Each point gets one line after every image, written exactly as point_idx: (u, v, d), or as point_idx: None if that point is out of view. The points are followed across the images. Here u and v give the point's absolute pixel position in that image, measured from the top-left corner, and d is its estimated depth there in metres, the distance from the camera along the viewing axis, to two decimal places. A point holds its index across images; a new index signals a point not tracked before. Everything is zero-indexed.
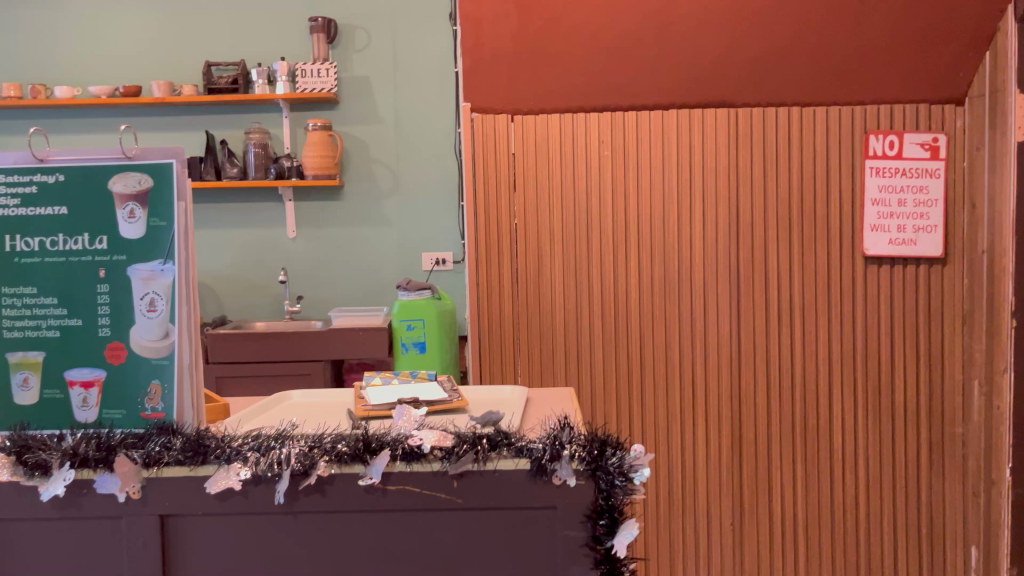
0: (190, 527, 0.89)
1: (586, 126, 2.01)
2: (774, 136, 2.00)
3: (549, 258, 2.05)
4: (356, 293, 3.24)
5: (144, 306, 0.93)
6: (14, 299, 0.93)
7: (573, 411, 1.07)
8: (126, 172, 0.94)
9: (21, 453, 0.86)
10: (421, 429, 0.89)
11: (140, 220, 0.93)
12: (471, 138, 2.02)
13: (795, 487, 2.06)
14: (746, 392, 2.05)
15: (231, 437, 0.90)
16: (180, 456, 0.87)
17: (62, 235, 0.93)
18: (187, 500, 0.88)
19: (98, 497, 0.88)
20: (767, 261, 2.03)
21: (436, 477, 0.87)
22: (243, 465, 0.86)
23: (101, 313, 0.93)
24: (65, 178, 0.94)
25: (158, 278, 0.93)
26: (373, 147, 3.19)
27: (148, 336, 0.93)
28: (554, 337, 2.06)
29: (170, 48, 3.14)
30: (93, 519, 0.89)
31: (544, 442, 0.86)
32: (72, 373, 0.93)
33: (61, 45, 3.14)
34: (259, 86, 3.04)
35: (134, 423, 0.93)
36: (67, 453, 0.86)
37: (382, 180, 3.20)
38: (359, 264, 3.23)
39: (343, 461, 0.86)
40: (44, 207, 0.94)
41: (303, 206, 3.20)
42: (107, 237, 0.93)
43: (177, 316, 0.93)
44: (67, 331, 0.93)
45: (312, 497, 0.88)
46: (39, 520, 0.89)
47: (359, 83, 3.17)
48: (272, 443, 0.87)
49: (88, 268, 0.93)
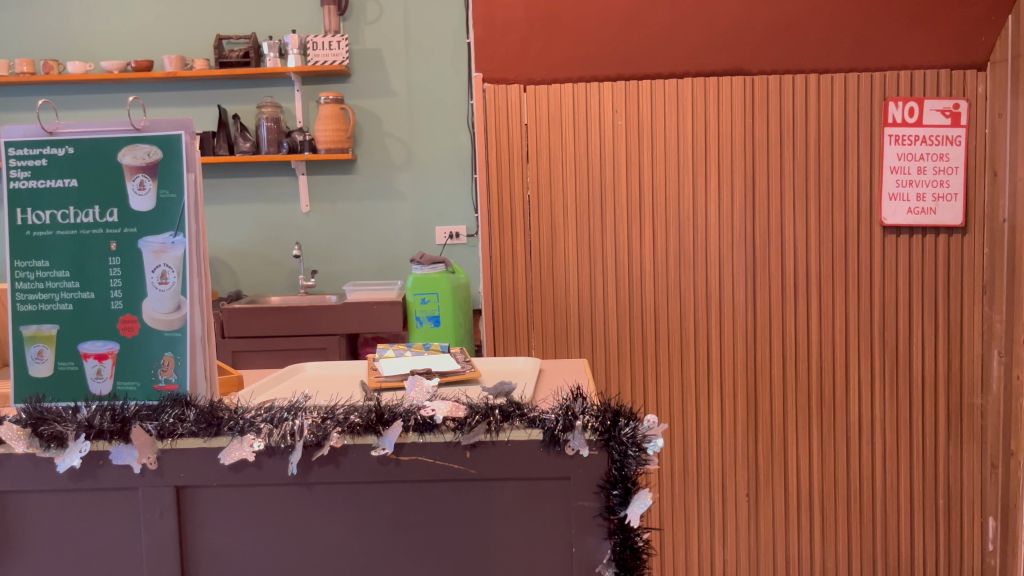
0: (205, 496, 0.89)
1: (598, 97, 1.99)
2: (791, 104, 1.97)
3: (562, 231, 2.03)
4: (369, 267, 3.24)
5: (156, 278, 0.93)
6: (27, 272, 0.94)
7: (586, 381, 1.07)
8: (135, 144, 0.93)
9: (37, 425, 0.87)
10: (433, 400, 0.88)
11: (150, 192, 0.93)
12: (483, 109, 2.00)
13: (811, 457, 2.06)
14: (761, 363, 2.04)
15: (245, 408, 0.90)
16: (194, 427, 0.87)
17: (73, 208, 0.93)
18: (203, 471, 0.88)
19: (115, 469, 0.89)
20: (783, 232, 2.00)
21: (449, 448, 0.87)
22: (256, 437, 0.86)
23: (114, 286, 0.93)
24: (74, 150, 0.93)
25: (169, 251, 0.93)
26: (385, 120, 3.17)
27: (161, 309, 0.93)
28: (567, 310, 2.05)
29: (181, 22, 3.12)
30: (109, 490, 0.89)
31: (556, 413, 0.86)
32: (86, 346, 0.93)
33: (74, 20, 3.13)
34: (271, 59, 3.02)
35: (148, 395, 0.93)
36: (82, 425, 0.87)
37: (395, 154, 3.19)
38: (373, 238, 3.23)
39: (355, 432, 0.86)
40: (54, 179, 0.93)
41: (316, 180, 3.20)
42: (118, 210, 0.93)
43: (188, 289, 0.93)
44: (80, 304, 0.94)
45: (325, 468, 0.88)
46: (56, 492, 0.90)
47: (370, 56, 3.15)
48: (284, 414, 0.87)
49: (99, 241, 0.93)
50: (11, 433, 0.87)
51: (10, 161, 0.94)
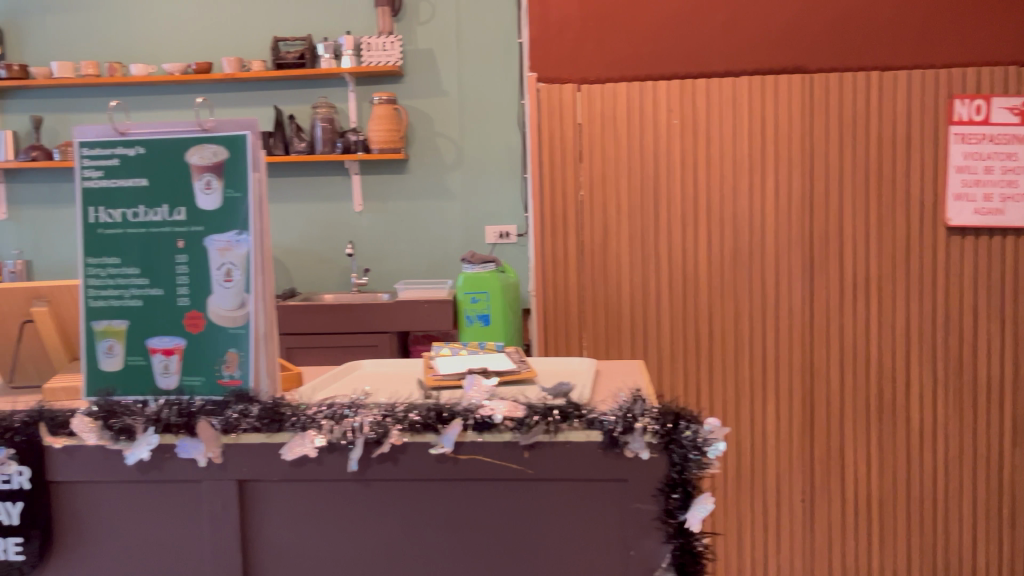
0: (267, 490, 0.91)
1: (653, 95, 1.97)
2: (852, 102, 1.92)
3: (616, 230, 2.02)
4: (420, 265, 3.27)
5: (221, 276, 0.95)
6: (99, 268, 0.97)
7: (644, 383, 1.06)
8: (202, 144, 0.95)
9: (107, 418, 0.89)
10: (492, 399, 0.88)
11: (216, 192, 0.95)
12: (537, 108, 1.99)
13: (869, 463, 2.01)
14: (819, 366, 2.00)
15: (306, 405, 0.91)
16: (257, 422, 0.89)
17: (143, 206, 0.96)
18: (265, 466, 0.90)
19: (181, 462, 0.91)
20: (842, 233, 1.96)
21: (507, 448, 0.87)
22: (318, 433, 0.87)
23: (181, 283, 0.96)
24: (144, 151, 0.96)
25: (234, 249, 0.95)
26: (437, 120, 3.19)
27: (226, 306, 0.95)
28: (620, 311, 2.04)
29: (239, 25, 3.18)
30: (175, 483, 0.92)
31: (616, 415, 0.85)
32: (154, 341, 0.96)
33: (136, 24, 3.21)
34: (326, 60, 3.06)
35: (213, 389, 0.95)
36: (150, 419, 0.89)
37: (446, 154, 3.21)
38: (424, 237, 3.25)
39: (415, 430, 0.87)
40: (125, 179, 0.96)
41: (369, 179, 3.23)
42: (185, 209, 0.95)
43: (252, 286, 0.95)
44: (149, 300, 0.96)
45: (384, 465, 0.89)
46: (124, 483, 0.92)
47: (423, 56, 3.17)
48: (345, 411, 0.88)
49: (168, 239, 0.96)
50: (83, 425, 0.89)
51: (83, 161, 0.96)
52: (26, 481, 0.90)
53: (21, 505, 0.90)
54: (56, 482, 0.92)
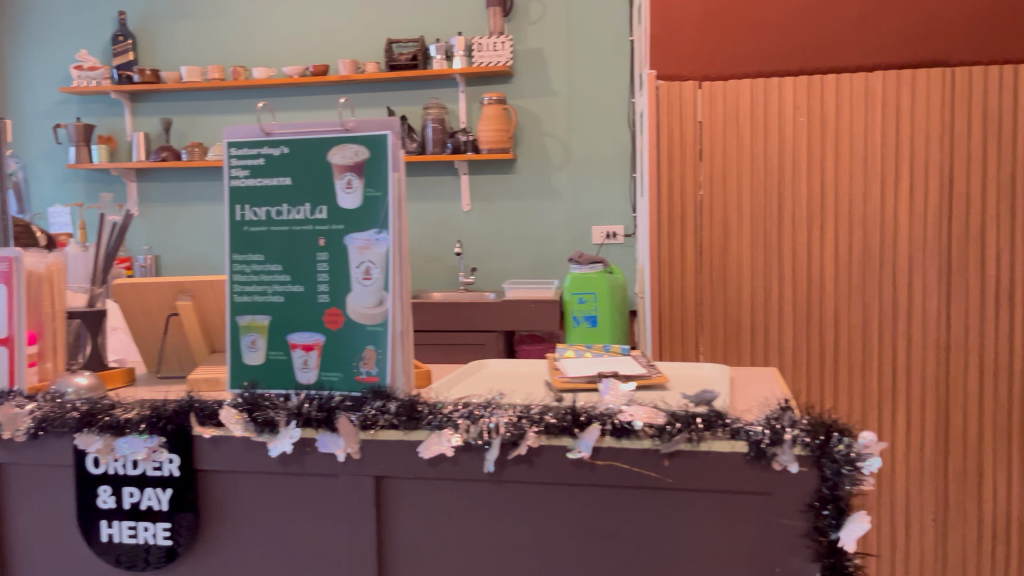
0: (403, 487, 0.91)
1: (777, 92, 1.90)
2: (996, 97, 1.80)
3: (737, 232, 1.96)
4: (526, 265, 3.26)
5: (360, 274, 0.96)
6: (244, 264, 1.00)
7: (783, 392, 1.01)
8: (344, 144, 0.96)
9: (251, 410, 0.91)
10: (631, 404, 0.86)
11: (357, 191, 0.96)
12: (656, 106, 1.96)
13: (1010, 485, 1.88)
14: (955, 378, 1.88)
15: (442, 403, 0.91)
16: (394, 419, 0.89)
17: (287, 205, 0.98)
18: (402, 463, 0.90)
19: (321, 456, 0.92)
20: (983, 237, 1.84)
21: (646, 455, 0.85)
22: (454, 432, 0.87)
23: (321, 280, 0.98)
24: (288, 150, 0.98)
25: (373, 247, 0.96)
26: (545, 120, 3.19)
27: (364, 303, 0.96)
28: (739, 315, 1.98)
29: (354, 28, 3.26)
30: (314, 476, 0.93)
31: (763, 425, 0.81)
32: (294, 337, 0.98)
33: (257, 29, 3.33)
34: (437, 61, 3.10)
35: (350, 385, 0.97)
36: (292, 413, 0.91)
37: (554, 153, 3.19)
38: (530, 237, 3.25)
39: (552, 433, 0.86)
40: (270, 178, 0.99)
41: (477, 179, 3.26)
42: (327, 207, 0.97)
43: (390, 284, 0.96)
44: (290, 297, 0.98)
45: (520, 467, 0.88)
46: (266, 474, 0.94)
47: (533, 56, 3.17)
48: (481, 412, 0.88)
49: (310, 237, 0.98)
50: (229, 417, 0.92)
51: (231, 161, 1.00)
52: (176, 469, 0.94)
53: (170, 492, 0.95)
54: (203, 470, 0.96)
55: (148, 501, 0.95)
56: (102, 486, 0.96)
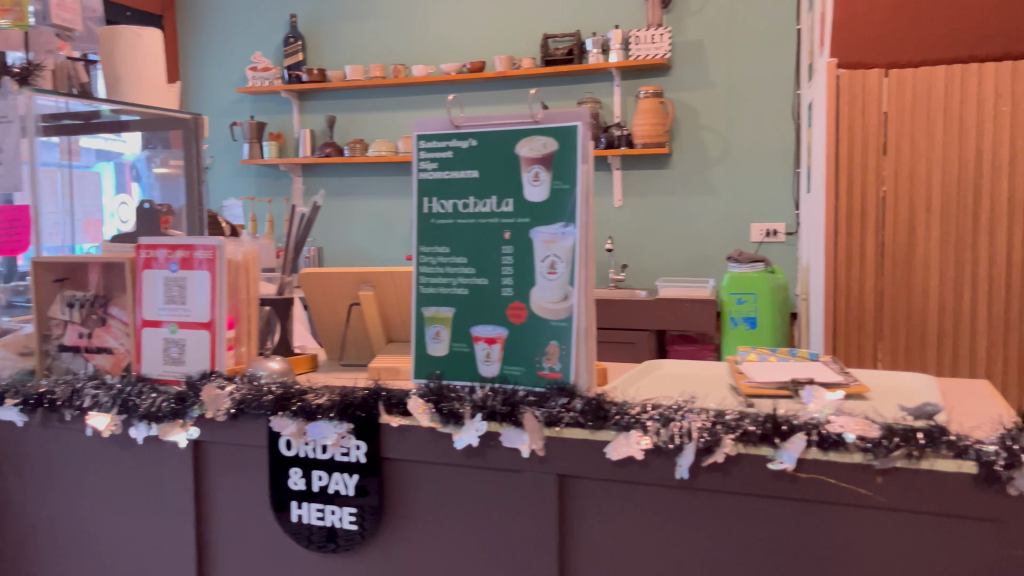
0: (587, 488, 0.89)
1: (976, 79, 1.76)
2: None
3: (924, 230, 1.83)
4: (679, 263, 3.17)
5: (546, 268, 0.94)
6: (430, 256, 1.01)
7: (1004, 408, 0.92)
8: (532, 136, 0.95)
9: (437, 401, 0.92)
10: (839, 415, 0.80)
11: (544, 183, 0.94)
12: (836, 96, 1.86)
13: None
14: None
15: (629, 404, 0.88)
16: (580, 417, 0.87)
17: (473, 197, 0.98)
18: (587, 463, 0.88)
19: (503, 451, 0.91)
20: None
21: (856, 471, 0.78)
22: (644, 434, 0.84)
23: (506, 273, 0.97)
24: (477, 143, 0.98)
25: (560, 241, 0.93)
26: (703, 113, 3.08)
27: (549, 297, 0.94)
28: (925, 321, 1.85)
29: (511, 24, 3.28)
30: (496, 471, 0.92)
31: (997, 445, 0.73)
32: (478, 329, 0.98)
33: (418, 28, 3.41)
34: (593, 55, 3.07)
35: (533, 380, 0.95)
36: (477, 406, 0.90)
37: (712, 148, 3.09)
38: (684, 234, 3.16)
39: (750, 442, 0.81)
40: (458, 170, 0.99)
41: (630, 174, 3.20)
42: (513, 200, 0.96)
43: (576, 279, 0.93)
44: (475, 289, 0.98)
45: (713, 475, 0.83)
46: (448, 467, 0.94)
47: (692, 48, 3.07)
48: (673, 415, 0.84)
49: (495, 230, 0.97)
50: (416, 407, 0.92)
51: (421, 154, 1.01)
52: (362, 455, 0.96)
53: (357, 478, 0.97)
54: (389, 458, 0.97)
55: (336, 485, 0.98)
56: (293, 468, 0.99)
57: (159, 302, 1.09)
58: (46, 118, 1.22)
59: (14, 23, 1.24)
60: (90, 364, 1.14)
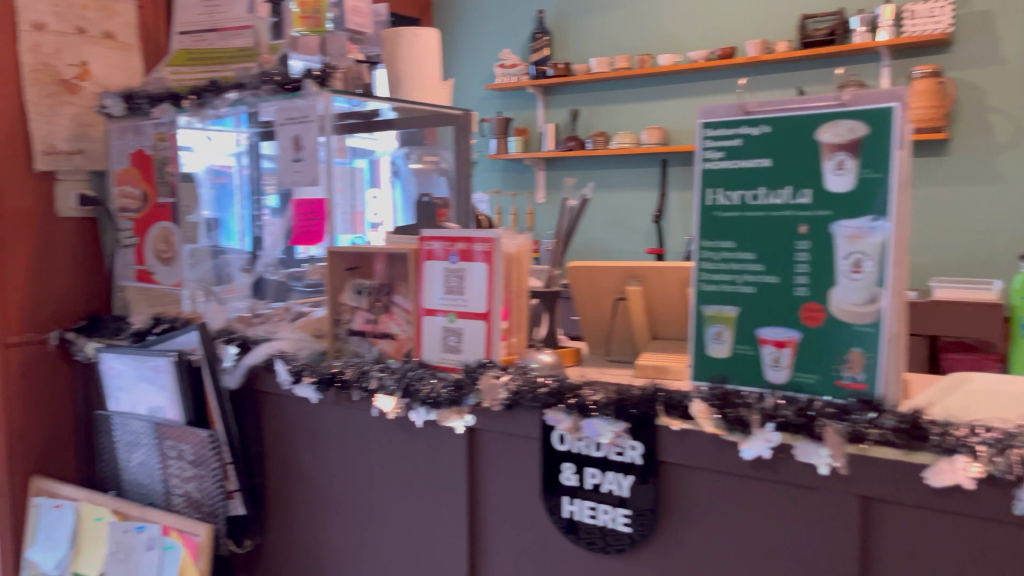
0: (896, 516, 0.79)
1: None
2: None
3: None
4: (956, 262, 2.82)
5: (850, 266, 0.85)
6: (714, 252, 0.94)
7: None
8: (837, 120, 0.86)
9: (722, 406, 0.86)
10: None
11: (850, 172, 0.85)
12: None
13: None
14: None
15: (954, 424, 0.76)
16: (891, 436, 0.77)
17: (764, 188, 0.91)
18: (899, 488, 0.78)
19: (796, 465, 0.84)
20: None
21: None
22: (973, 461, 0.73)
23: (800, 271, 0.89)
24: (770, 130, 0.90)
25: (868, 236, 0.84)
26: (992, 93, 2.72)
27: (852, 299, 0.85)
28: None
29: (765, 6, 3.10)
30: (787, 486, 0.85)
31: None
32: (766, 331, 0.91)
33: (664, 16, 3.33)
34: (859, 34, 2.82)
35: (830, 390, 0.87)
36: (767, 414, 0.83)
37: (1001, 131, 2.71)
38: (963, 229, 2.80)
39: None
40: (748, 160, 0.92)
41: None
42: (812, 191, 0.87)
43: (886, 279, 0.83)
44: (764, 288, 0.91)
45: None
46: (731, 477, 0.88)
47: (979, 19, 2.73)
48: (1013, 441, 0.72)
49: (789, 224, 0.89)
50: (698, 411, 0.88)
51: (707, 143, 0.94)
52: (638, 456, 0.93)
53: (632, 479, 0.93)
54: (665, 462, 0.92)
55: (610, 484, 0.95)
56: (566, 464, 0.98)
57: (438, 293, 1.12)
58: (339, 117, 1.29)
59: (314, 29, 1.35)
60: (376, 348, 1.21)
